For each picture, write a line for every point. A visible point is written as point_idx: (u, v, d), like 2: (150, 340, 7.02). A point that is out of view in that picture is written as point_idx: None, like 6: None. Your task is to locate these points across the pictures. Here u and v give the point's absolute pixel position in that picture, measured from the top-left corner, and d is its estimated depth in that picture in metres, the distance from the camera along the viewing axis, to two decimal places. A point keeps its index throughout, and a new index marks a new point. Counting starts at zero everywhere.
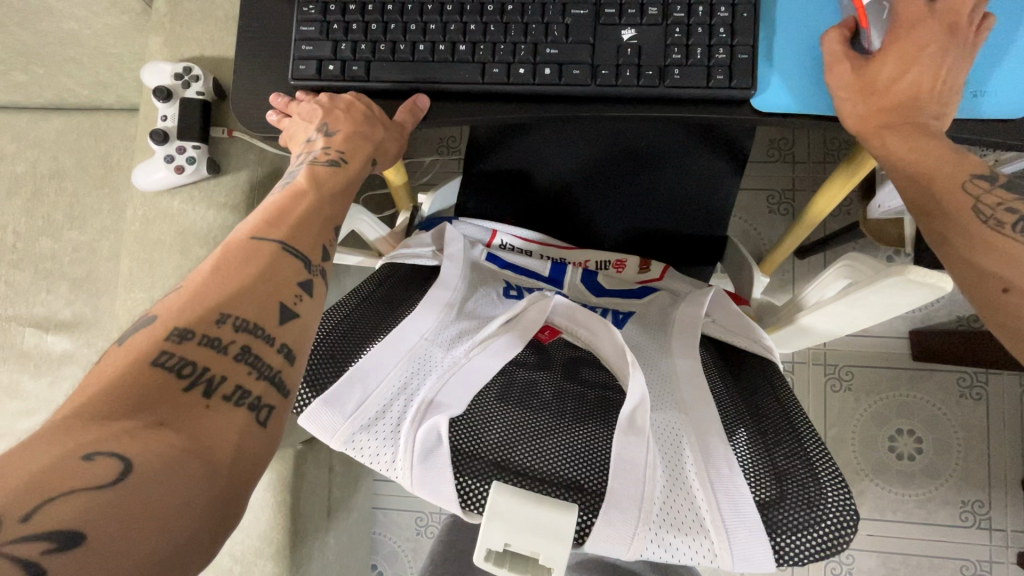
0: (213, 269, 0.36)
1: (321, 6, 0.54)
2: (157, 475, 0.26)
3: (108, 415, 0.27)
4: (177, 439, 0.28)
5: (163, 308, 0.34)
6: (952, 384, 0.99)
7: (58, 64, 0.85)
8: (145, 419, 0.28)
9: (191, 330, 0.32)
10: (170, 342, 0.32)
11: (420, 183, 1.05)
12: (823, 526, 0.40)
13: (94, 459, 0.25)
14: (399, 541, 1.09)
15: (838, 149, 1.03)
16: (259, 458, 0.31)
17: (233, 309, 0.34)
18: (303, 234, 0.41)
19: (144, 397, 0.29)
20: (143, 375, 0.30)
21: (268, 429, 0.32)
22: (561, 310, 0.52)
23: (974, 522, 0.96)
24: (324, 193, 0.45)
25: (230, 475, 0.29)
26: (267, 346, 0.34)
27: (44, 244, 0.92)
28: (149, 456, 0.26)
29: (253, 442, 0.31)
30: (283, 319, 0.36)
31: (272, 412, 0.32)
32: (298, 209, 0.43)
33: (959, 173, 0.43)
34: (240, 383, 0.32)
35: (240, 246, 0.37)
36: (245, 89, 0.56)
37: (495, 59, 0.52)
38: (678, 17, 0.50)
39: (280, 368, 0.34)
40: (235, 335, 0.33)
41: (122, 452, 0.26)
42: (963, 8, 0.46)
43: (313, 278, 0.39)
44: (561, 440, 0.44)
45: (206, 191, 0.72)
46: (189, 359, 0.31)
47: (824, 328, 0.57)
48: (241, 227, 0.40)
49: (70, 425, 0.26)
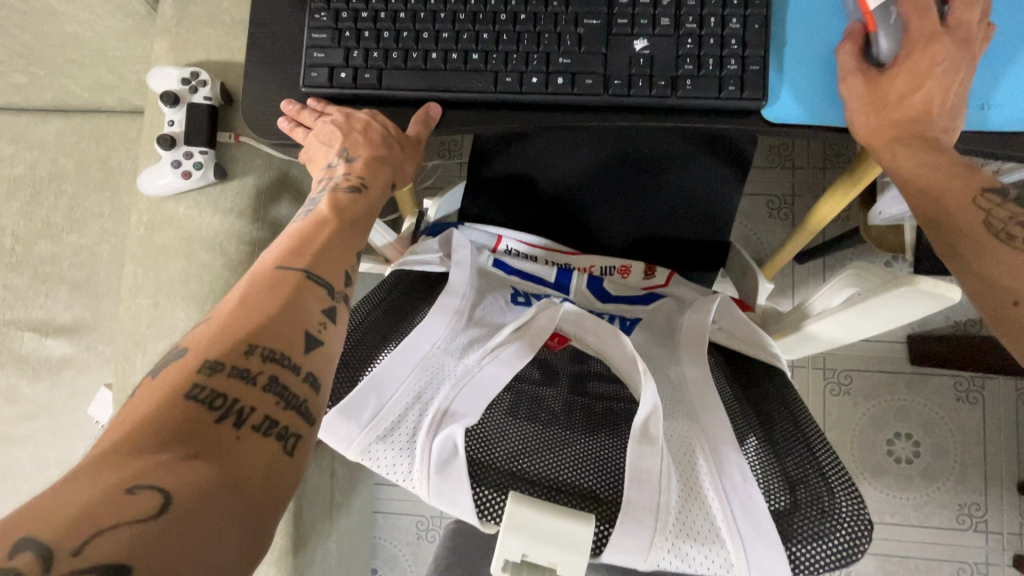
0: (240, 301, 0.36)
1: (333, 13, 0.54)
2: (197, 508, 0.26)
3: (145, 448, 0.27)
4: (212, 471, 0.28)
5: (193, 341, 0.34)
6: (949, 388, 1.00)
7: (59, 66, 0.84)
8: (180, 451, 0.28)
9: (222, 363, 0.32)
10: (203, 374, 0.31)
11: (422, 188, 1.05)
12: (837, 536, 0.40)
13: (136, 493, 0.25)
14: (400, 545, 1.09)
15: (837, 156, 1.05)
16: (287, 487, 0.31)
17: (260, 339, 0.34)
18: (326, 261, 0.41)
19: (177, 431, 0.29)
20: (176, 410, 0.30)
21: (294, 458, 0.32)
22: (570, 317, 0.52)
23: (970, 524, 0.97)
24: (345, 221, 0.45)
25: (262, 505, 0.29)
26: (294, 375, 0.34)
27: (44, 247, 0.91)
28: (188, 488, 0.26)
29: (281, 471, 0.31)
30: (309, 348, 0.35)
31: (298, 441, 0.32)
32: (320, 238, 0.42)
33: (971, 188, 0.44)
34: (269, 414, 0.32)
35: (265, 276, 0.38)
36: (255, 96, 0.56)
37: (508, 68, 0.52)
38: (691, 27, 0.50)
39: (306, 398, 0.34)
40: (263, 366, 0.33)
41: (163, 485, 0.26)
42: (969, 20, 0.47)
43: (336, 306, 0.39)
44: (575, 449, 0.44)
45: (212, 196, 0.72)
46: (221, 392, 0.31)
47: (830, 336, 0.58)
48: (265, 257, 0.40)
49: (110, 460, 0.26)
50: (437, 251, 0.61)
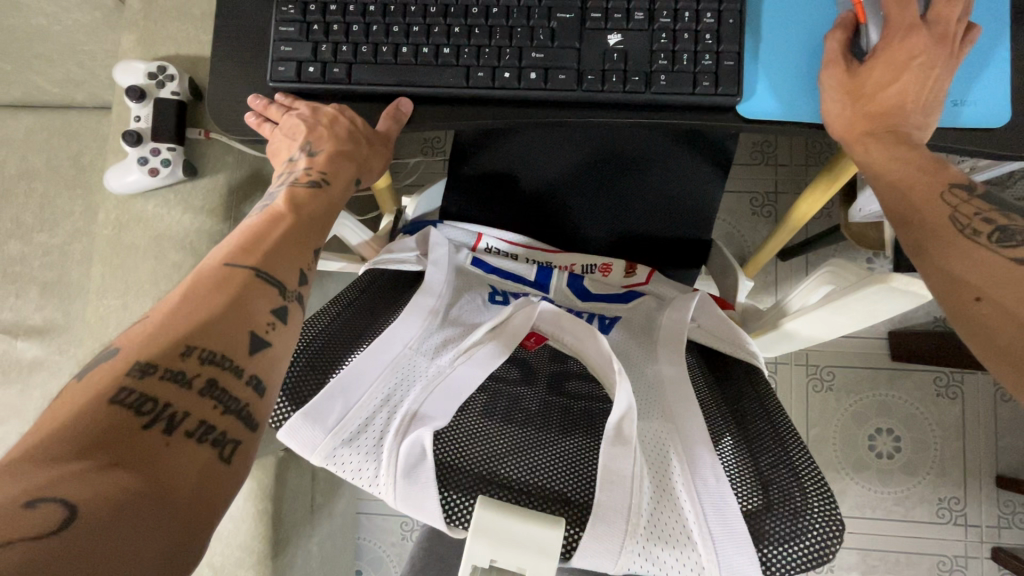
0: (182, 299, 0.35)
1: (301, 6, 0.52)
2: (109, 519, 0.25)
3: (59, 455, 0.26)
4: (133, 480, 0.26)
5: (126, 341, 0.33)
6: (929, 384, 1.01)
7: (27, 61, 0.80)
8: (99, 459, 0.27)
9: (154, 365, 0.31)
10: (131, 378, 0.30)
11: (404, 186, 1.04)
12: (809, 536, 0.40)
13: (38, 506, 0.24)
14: (384, 546, 1.08)
15: (820, 153, 1.05)
16: (221, 497, 0.29)
17: (199, 340, 0.33)
18: (280, 259, 0.40)
19: (98, 437, 0.27)
20: (99, 414, 0.28)
21: (232, 465, 0.30)
22: (547, 316, 0.51)
23: (950, 518, 0.98)
24: (303, 217, 0.44)
25: (190, 516, 0.27)
26: (235, 378, 0.33)
27: (13, 247, 0.88)
28: (100, 499, 0.25)
29: (215, 480, 0.29)
30: (254, 350, 0.34)
31: (237, 447, 0.31)
32: (275, 234, 0.41)
33: (938, 183, 0.43)
34: (204, 419, 0.31)
35: (212, 273, 0.37)
36: (221, 90, 0.55)
37: (481, 62, 0.51)
38: (665, 22, 0.50)
39: (249, 402, 0.33)
40: (201, 368, 0.32)
41: (69, 496, 0.24)
42: (948, 17, 0.46)
43: (289, 305, 0.38)
44: (548, 451, 0.43)
45: (182, 194, 0.70)
46: (150, 396, 0.30)
47: (807, 333, 0.57)
48: (216, 253, 0.39)
49: (17, 469, 0.25)
50: (414, 250, 0.60)
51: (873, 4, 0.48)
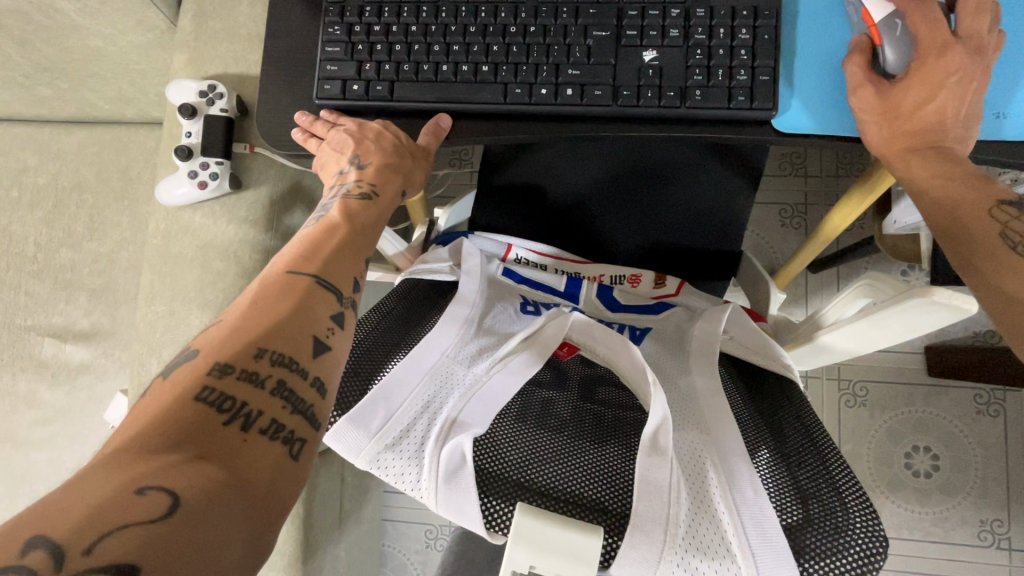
0: (250, 304, 0.36)
1: (346, 27, 0.55)
2: (202, 509, 0.26)
3: (154, 449, 0.28)
4: (218, 473, 0.28)
5: (203, 343, 0.35)
6: (968, 401, 0.98)
7: (83, 79, 0.83)
8: (188, 453, 0.29)
9: (231, 365, 0.33)
10: (212, 377, 0.32)
11: (434, 198, 1.07)
12: (852, 552, 0.39)
13: (144, 493, 0.26)
14: (409, 554, 1.09)
15: (851, 164, 1.03)
16: (291, 492, 0.31)
17: (270, 343, 0.34)
18: (336, 268, 0.42)
19: (186, 433, 0.29)
20: (185, 411, 0.30)
21: (300, 462, 0.32)
22: (579, 326, 0.52)
23: (993, 542, 0.94)
24: (356, 226, 0.46)
25: (267, 508, 0.29)
26: (301, 380, 0.35)
27: (64, 255, 0.93)
28: (194, 490, 0.27)
29: (286, 476, 0.31)
30: (317, 353, 0.36)
31: (304, 445, 0.33)
32: (330, 242, 0.43)
33: (985, 200, 0.43)
34: (275, 417, 0.33)
35: (275, 281, 0.39)
36: (270, 108, 0.58)
37: (518, 79, 0.52)
38: (700, 38, 0.51)
39: (313, 402, 0.35)
40: (271, 369, 0.34)
41: (170, 487, 0.26)
42: (977, 30, 0.46)
43: (345, 311, 0.40)
44: (583, 459, 0.44)
45: (227, 206, 0.73)
46: (228, 394, 0.32)
47: (843, 346, 0.56)
48: (276, 260, 0.41)
49: (119, 460, 0.27)
50: (448, 260, 0.61)
51: (888, 22, 0.47)
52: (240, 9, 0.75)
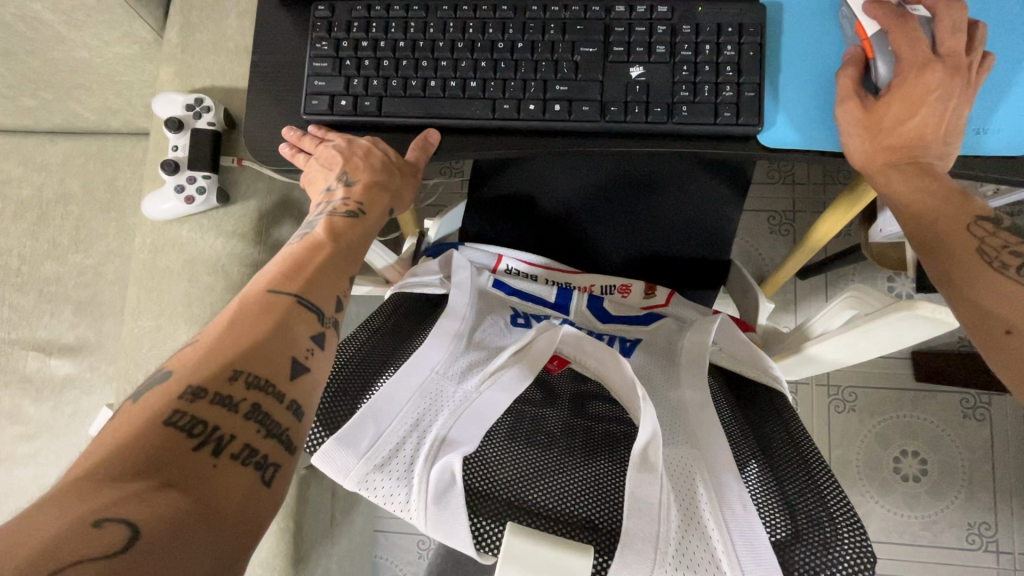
0: (228, 324, 0.36)
1: (334, 43, 0.55)
2: (164, 540, 0.26)
3: (119, 476, 0.27)
4: (184, 502, 0.28)
5: (177, 364, 0.34)
6: (955, 405, 0.99)
7: (67, 91, 0.82)
8: (154, 480, 0.28)
9: (204, 389, 0.33)
10: (184, 401, 0.32)
11: (425, 207, 1.07)
12: (840, 566, 0.39)
13: (103, 526, 0.25)
14: (401, 564, 1.08)
15: (838, 172, 1.05)
16: (263, 519, 0.31)
17: (246, 365, 0.34)
18: (320, 287, 0.42)
19: (152, 459, 0.29)
20: (153, 436, 0.30)
21: (273, 488, 0.32)
22: (569, 340, 0.52)
23: (981, 544, 0.95)
24: (341, 245, 0.46)
25: (235, 538, 0.29)
26: (277, 403, 0.34)
27: (49, 268, 0.92)
28: (157, 521, 0.26)
29: (257, 503, 0.31)
30: (295, 375, 0.36)
31: (277, 471, 0.33)
32: (315, 261, 0.43)
33: (963, 216, 0.44)
34: (248, 442, 0.32)
35: (257, 300, 0.38)
36: (257, 123, 0.57)
37: (506, 95, 0.53)
38: (686, 55, 0.51)
39: (288, 426, 0.34)
40: (247, 393, 0.33)
41: (131, 518, 0.26)
42: (958, 50, 0.47)
43: (326, 331, 0.40)
44: (571, 475, 0.44)
45: (215, 220, 0.73)
46: (200, 419, 0.31)
47: (830, 358, 0.57)
48: (259, 278, 0.41)
49: (81, 488, 0.26)
50: (438, 273, 0.61)
51: (880, 37, 0.48)
52: (228, 22, 0.75)
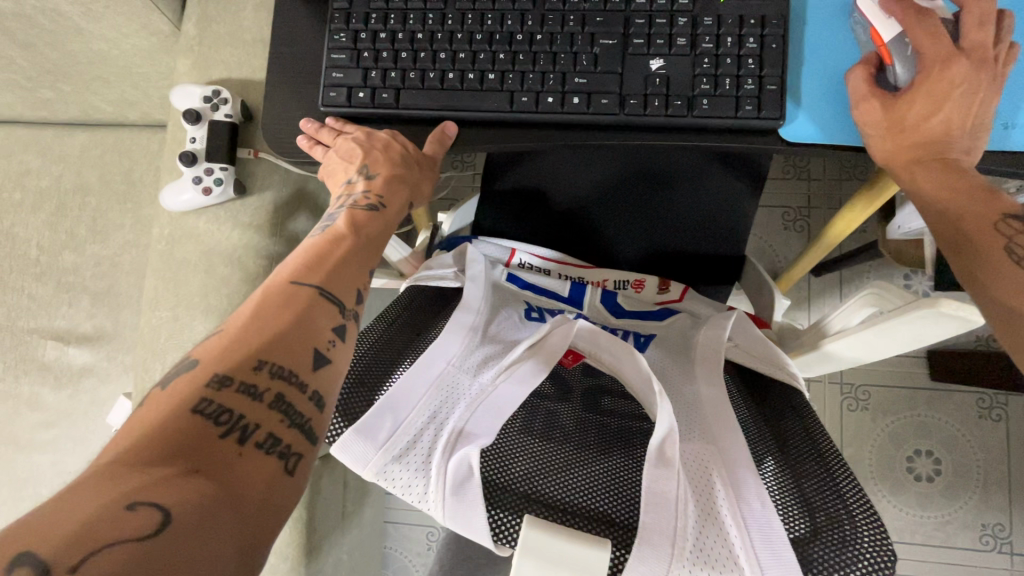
0: (252, 314, 0.36)
1: (352, 34, 0.55)
2: (193, 525, 0.26)
3: (148, 461, 0.28)
4: (211, 488, 0.28)
5: (203, 352, 0.35)
6: (971, 405, 0.98)
7: (86, 83, 0.83)
8: (182, 466, 0.28)
9: (230, 378, 0.33)
10: (210, 389, 0.32)
11: (437, 200, 1.07)
12: (859, 564, 0.39)
13: (136, 509, 0.26)
14: (410, 555, 1.09)
15: (855, 167, 1.03)
16: (286, 507, 0.31)
17: (270, 355, 0.34)
18: (340, 279, 0.42)
19: (181, 445, 0.29)
20: (181, 423, 0.30)
21: (295, 476, 0.32)
22: (584, 333, 0.51)
23: (995, 546, 0.94)
24: (361, 237, 0.46)
25: (259, 524, 0.29)
26: (299, 393, 0.35)
27: (67, 258, 0.93)
28: (186, 505, 0.27)
29: (280, 490, 0.31)
30: (316, 366, 0.36)
31: (300, 460, 0.33)
32: (335, 253, 0.43)
33: (990, 212, 0.43)
34: (272, 431, 0.32)
35: (279, 291, 0.38)
36: (275, 114, 0.57)
37: (524, 88, 0.52)
38: (707, 47, 0.51)
39: (311, 416, 0.35)
40: (270, 382, 0.34)
41: (162, 502, 0.26)
42: (983, 41, 0.46)
43: (346, 323, 0.40)
44: (588, 470, 0.44)
45: (231, 211, 0.73)
46: (226, 407, 0.32)
47: (847, 355, 0.56)
48: (281, 270, 0.41)
49: (113, 472, 0.27)
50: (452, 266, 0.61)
51: (898, 42, 0.47)
52: (244, 13, 0.75)
